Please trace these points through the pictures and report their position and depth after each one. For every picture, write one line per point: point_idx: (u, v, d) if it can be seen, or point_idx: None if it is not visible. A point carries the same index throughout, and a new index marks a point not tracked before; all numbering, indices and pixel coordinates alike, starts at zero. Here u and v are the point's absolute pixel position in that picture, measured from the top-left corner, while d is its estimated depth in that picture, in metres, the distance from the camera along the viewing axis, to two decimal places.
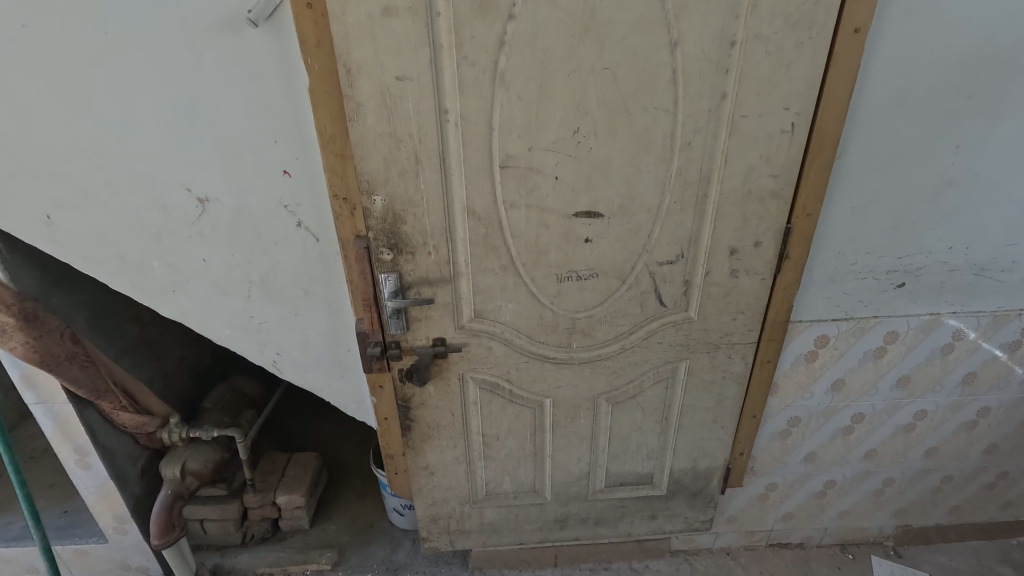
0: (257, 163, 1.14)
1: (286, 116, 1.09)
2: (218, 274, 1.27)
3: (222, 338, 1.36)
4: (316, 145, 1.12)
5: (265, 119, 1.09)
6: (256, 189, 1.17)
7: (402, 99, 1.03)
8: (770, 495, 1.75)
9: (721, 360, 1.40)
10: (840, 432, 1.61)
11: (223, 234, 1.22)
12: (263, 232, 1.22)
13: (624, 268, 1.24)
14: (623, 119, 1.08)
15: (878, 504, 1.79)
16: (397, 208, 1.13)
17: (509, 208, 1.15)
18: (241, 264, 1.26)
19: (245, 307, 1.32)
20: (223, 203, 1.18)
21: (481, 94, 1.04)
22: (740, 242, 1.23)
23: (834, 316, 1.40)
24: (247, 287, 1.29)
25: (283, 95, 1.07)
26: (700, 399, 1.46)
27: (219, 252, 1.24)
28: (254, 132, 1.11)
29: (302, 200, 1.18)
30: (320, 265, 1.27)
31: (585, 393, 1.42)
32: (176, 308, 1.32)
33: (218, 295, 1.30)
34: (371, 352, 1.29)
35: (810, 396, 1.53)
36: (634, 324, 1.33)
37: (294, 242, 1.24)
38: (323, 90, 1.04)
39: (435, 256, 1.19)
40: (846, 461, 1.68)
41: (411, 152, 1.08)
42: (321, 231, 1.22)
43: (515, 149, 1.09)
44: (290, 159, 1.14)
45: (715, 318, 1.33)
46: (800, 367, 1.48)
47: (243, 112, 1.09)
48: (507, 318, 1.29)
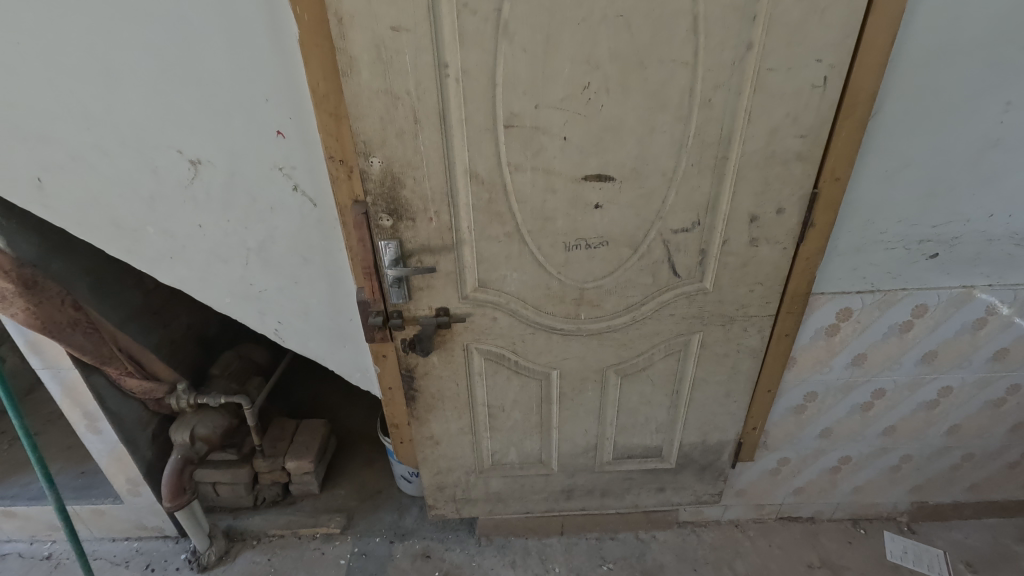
0: (249, 124, 1.08)
1: (277, 72, 1.03)
2: (214, 240, 1.23)
3: (221, 306, 1.34)
4: (308, 104, 1.06)
5: (254, 76, 1.03)
6: (248, 151, 1.11)
7: (397, 51, 0.95)
8: (781, 470, 1.72)
9: (737, 333, 1.34)
10: (858, 408, 1.56)
11: (217, 199, 1.18)
12: (259, 196, 1.17)
13: (636, 236, 1.18)
14: (637, 74, 0.99)
15: (893, 480, 1.75)
16: (395, 171, 1.08)
17: (514, 170, 1.09)
18: (238, 230, 1.22)
19: (244, 275, 1.29)
20: (215, 166, 1.13)
21: (484, 46, 0.96)
22: (761, 209, 1.16)
23: (858, 288, 1.32)
24: (244, 254, 1.25)
25: (273, 50, 1.01)
26: (712, 372, 1.41)
27: (214, 217, 1.20)
28: (245, 91, 1.05)
29: (297, 164, 1.13)
30: (318, 230, 1.22)
31: (593, 366, 1.38)
32: (173, 276, 1.29)
33: (217, 263, 1.27)
34: (372, 322, 1.26)
35: (829, 371, 1.47)
36: (645, 295, 1.27)
37: (291, 207, 1.19)
38: (314, 43, 0.97)
39: (437, 223, 1.14)
40: (862, 437, 1.63)
41: (409, 111, 1.01)
42: (319, 196, 1.17)
43: (520, 107, 1.02)
44: (283, 119, 1.08)
45: (731, 290, 1.27)
46: (820, 340, 1.41)
47: (231, 68, 1.02)
48: (512, 288, 1.25)
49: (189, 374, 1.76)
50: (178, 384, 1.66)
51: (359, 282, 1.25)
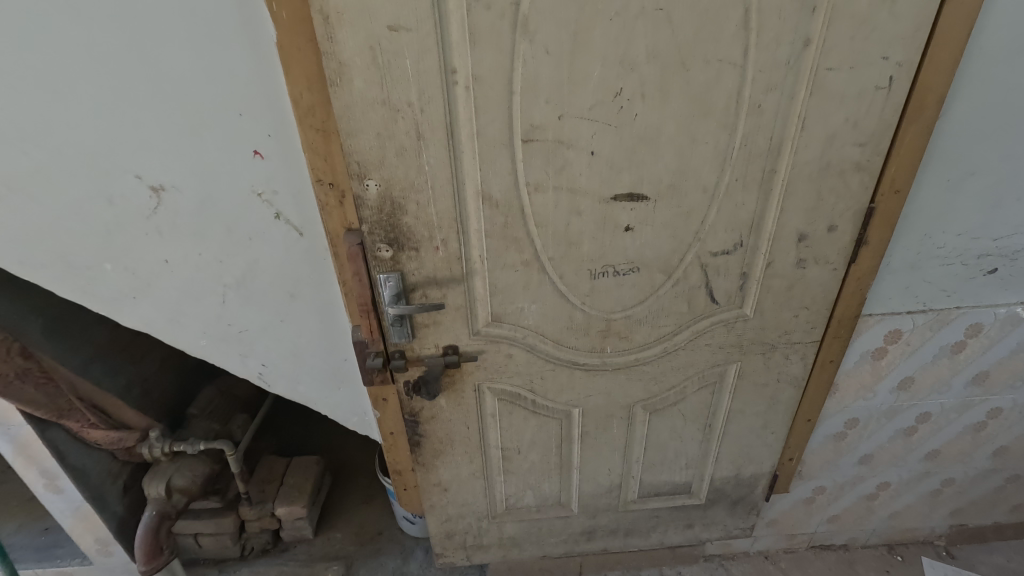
0: (221, 143, 0.92)
1: (252, 82, 0.86)
2: (184, 277, 1.06)
3: (196, 350, 1.16)
4: (290, 117, 0.90)
5: (224, 87, 0.87)
6: (221, 174, 0.95)
7: (396, 55, 0.80)
8: (816, 499, 1.59)
9: (778, 361, 1.21)
10: (901, 433, 1.44)
11: (186, 230, 1.01)
12: (235, 225, 1.00)
13: (671, 261, 1.04)
14: (677, 76, 0.85)
15: (933, 504, 1.63)
16: (395, 195, 0.92)
17: (534, 190, 0.94)
18: (212, 264, 1.05)
19: (220, 315, 1.12)
20: (181, 192, 0.97)
21: (499, 46, 0.81)
22: (811, 227, 1.02)
23: (909, 308, 1.20)
24: (221, 291, 1.09)
25: (246, 56, 0.84)
26: (749, 403, 1.28)
27: (183, 251, 1.03)
28: (214, 104, 0.88)
29: (279, 187, 0.96)
30: (306, 262, 1.06)
31: (619, 402, 1.25)
32: (138, 318, 1.11)
33: (188, 302, 1.10)
34: (370, 363, 1.10)
35: (873, 396, 1.34)
36: (679, 324, 1.13)
37: (273, 237, 1.02)
38: (295, 47, 0.81)
39: (444, 252, 0.99)
40: (904, 463, 1.51)
41: (410, 125, 0.86)
42: (306, 223, 1.01)
43: (541, 118, 0.87)
44: (261, 137, 0.91)
45: (774, 315, 1.14)
46: (865, 365, 1.28)
47: (196, 78, 0.86)
48: (530, 321, 1.10)
49: (165, 417, 1.58)
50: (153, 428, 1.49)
51: (355, 319, 1.08)
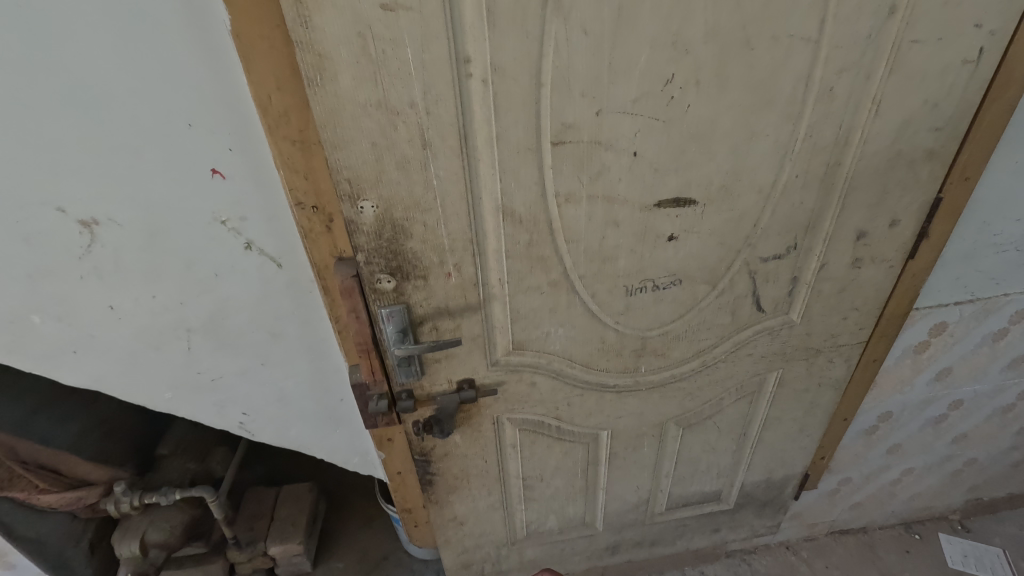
0: (168, 163, 0.72)
1: (203, 84, 0.66)
2: (139, 324, 0.88)
3: (161, 403, 0.98)
4: (256, 127, 0.70)
5: (164, 91, 0.66)
6: (173, 201, 0.76)
7: (394, 43, 0.61)
8: (840, 490, 1.54)
9: (820, 366, 1.11)
10: (931, 422, 1.38)
11: (134, 269, 0.81)
12: (196, 260, 0.82)
13: (716, 271, 0.91)
14: (741, 58, 0.69)
15: (952, 483, 1.61)
16: (397, 217, 0.75)
17: (564, 202, 0.78)
18: (172, 307, 0.87)
19: (188, 363, 0.94)
20: (122, 225, 0.77)
21: (526, 27, 0.63)
22: (872, 223, 0.90)
23: (957, 299, 1.11)
24: (185, 337, 0.90)
25: (190, 49, 0.64)
26: (787, 410, 1.18)
27: (133, 294, 0.84)
28: (153, 114, 0.68)
29: (248, 213, 0.78)
30: (288, 297, 0.88)
31: (651, 420, 1.13)
32: (85, 374, 0.92)
33: (146, 352, 0.91)
34: (374, 407, 0.94)
35: (909, 390, 1.27)
36: (720, 337, 1.01)
37: (246, 271, 0.84)
38: (257, 36, 0.62)
39: (457, 279, 0.83)
40: (930, 449, 1.46)
41: (414, 131, 0.68)
42: (285, 253, 0.83)
43: (575, 116, 0.70)
44: (220, 153, 0.72)
45: (821, 320, 1.03)
46: (906, 360, 1.20)
47: (123, 81, 0.65)
48: (557, 346, 0.95)
49: (131, 462, 1.37)
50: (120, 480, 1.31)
51: (352, 358, 0.92)
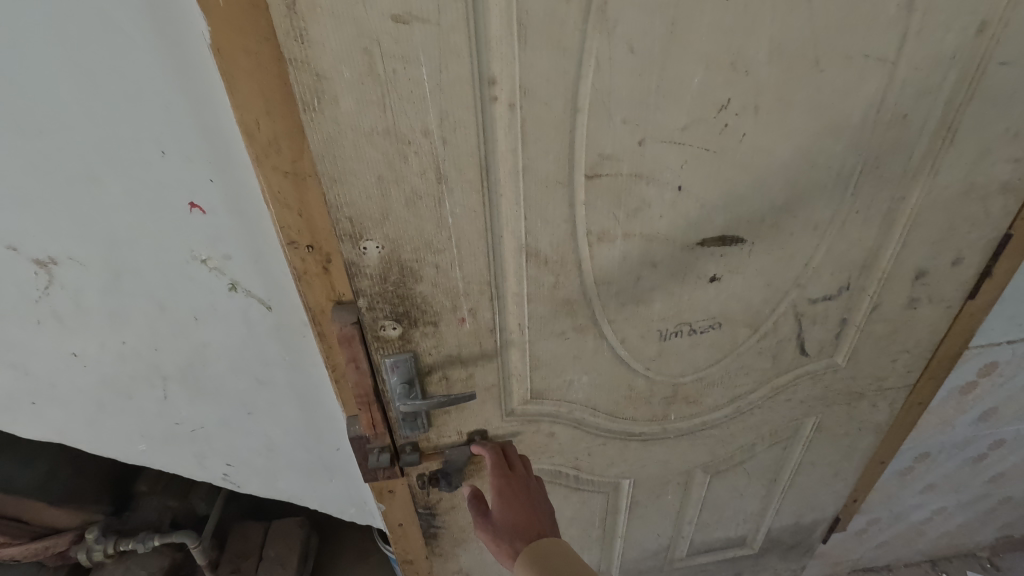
0: (136, 195, 0.61)
1: (176, 104, 0.56)
2: (106, 372, 0.77)
3: (135, 455, 0.89)
4: (239, 153, 0.60)
5: (129, 113, 0.56)
6: (142, 238, 0.65)
7: (405, 61, 0.51)
8: (868, 530, 1.45)
9: (862, 409, 1.02)
10: (970, 461, 1.29)
11: (100, 314, 0.71)
12: (172, 303, 0.71)
13: (760, 313, 0.81)
14: (807, 81, 0.60)
15: (984, 521, 1.52)
16: (405, 258, 0.65)
17: (597, 241, 0.68)
18: (144, 353, 0.76)
19: (163, 412, 0.83)
20: (82, 265, 0.66)
21: (562, 43, 0.53)
22: (933, 261, 0.81)
23: (1011, 337, 1.02)
24: (161, 385, 0.80)
25: (158, 63, 0.53)
26: (823, 454, 1.09)
27: (99, 340, 0.73)
28: (116, 139, 0.57)
29: (231, 251, 0.67)
30: (277, 343, 0.77)
31: (677, 468, 1.03)
32: (44, 427, 0.81)
33: (116, 401, 0.81)
34: (374, 462, 0.83)
35: (951, 430, 1.18)
36: (758, 382, 0.91)
37: (229, 314, 0.73)
38: (241, 50, 0.51)
39: (472, 324, 0.73)
40: (965, 487, 1.37)
41: (427, 162, 0.58)
42: (274, 294, 0.72)
43: (614, 145, 0.61)
44: (198, 183, 0.61)
45: (868, 363, 0.93)
46: (951, 400, 1.11)
47: (80, 102, 0.54)
48: (579, 394, 0.85)
49: (106, 500, 1.25)
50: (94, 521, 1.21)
51: (350, 408, 0.81)
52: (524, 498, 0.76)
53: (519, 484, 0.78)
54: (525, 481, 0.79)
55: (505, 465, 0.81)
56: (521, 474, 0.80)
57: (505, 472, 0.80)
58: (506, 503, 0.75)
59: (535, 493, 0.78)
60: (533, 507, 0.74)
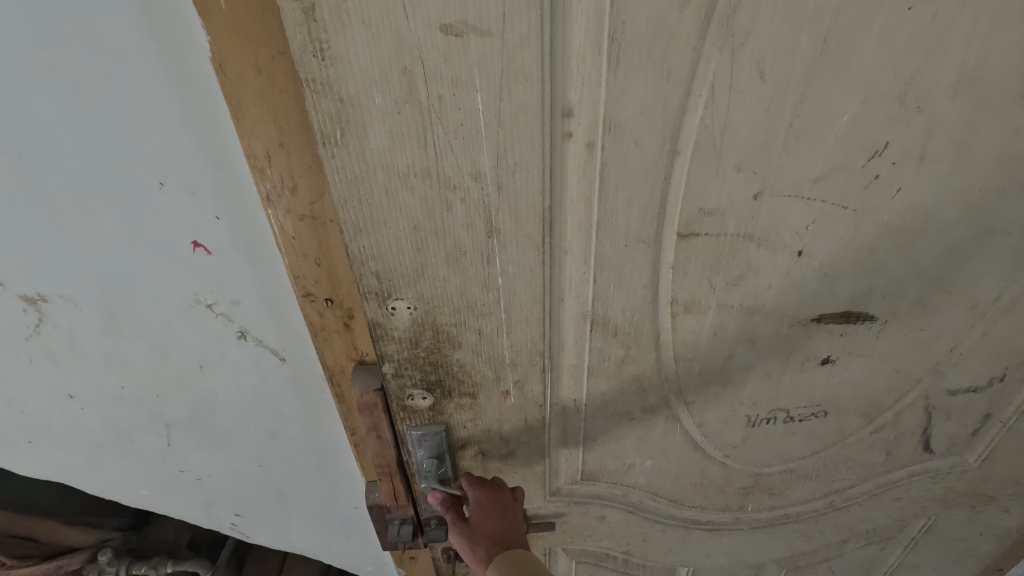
0: (132, 230, 0.51)
1: (175, 127, 0.45)
2: (105, 416, 0.68)
3: (137, 499, 0.80)
4: (250, 187, 0.48)
5: (121, 135, 0.45)
6: (140, 278, 0.55)
7: (456, 85, 0.39)
8: None
9: (986, 513, 0.83)
10: None
11: (96, 355, 0.61)
12: (174, 348, 0.61)
13: (879, 403, 0.64)
14: (1001, 122, 0.43)
15: None
16: (441, 321, 0.52)
17: (683, 312, 0.54)
18: (145, 399, 0.67)
19: (167, 458, 0.74)
20: (75, 305, 0.57)
21: (667, 65, 0.39)
22: None
23: None
24: (165, 431, 0.71)
25: (153, 77, 0.42)
26: (927, 558, 0.90)
27: (97, 381, 0.64)
28: (106, 166, 0.47)
29: (241, 297, 0.56)
30: (291, 397, 0.66)
31: (746, 559, 0.87)
32: (43, 464, 0.74)
33: (118, 444, 0.72)
34: (395, 538, 0.69)
35: None
36: (863, 477, 0.74)
37: (238, 363, 0.63)
38: (246, 67, 0.40)
39: (517, 398, 0.60)
40: None
41: (475, 211, 0.45)
42: (290, 345, 0.61)
43: (723, 198, 0.46)
44: (202, 219, 0.50)
45: (1007, 463, 0.75)
46: None
47: (65, 121, 0.44)
48: (640, 479, 0.71)
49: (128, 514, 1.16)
50: (110, 540, 1.10)
51: (370, 475, 0.70)
52: (498, 517, 0.59)
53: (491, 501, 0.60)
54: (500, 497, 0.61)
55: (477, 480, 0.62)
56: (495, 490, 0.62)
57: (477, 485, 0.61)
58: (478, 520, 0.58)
59: (509, 511, 0.60)
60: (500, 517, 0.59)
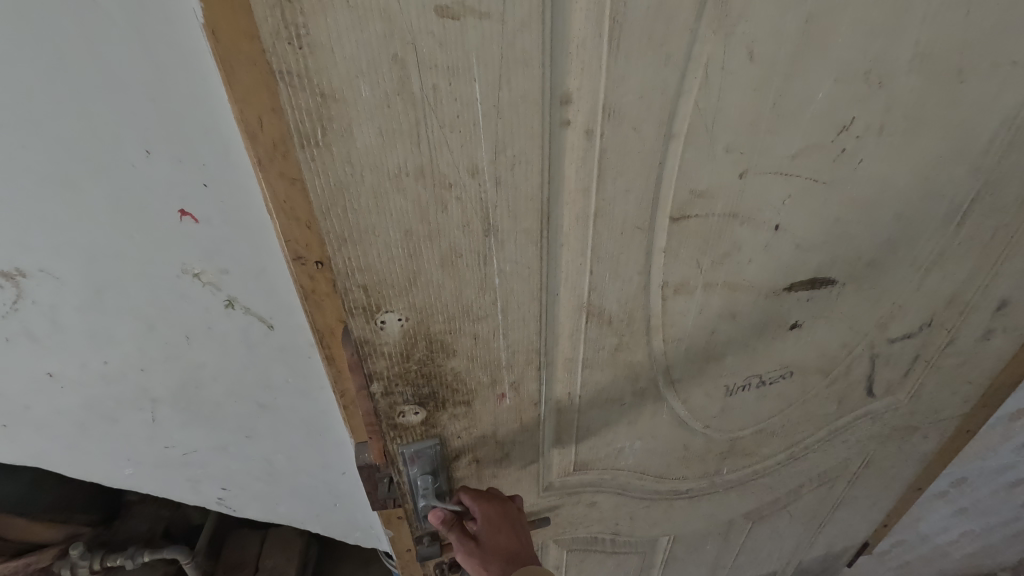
0: (107, 199, 0.44)
1: (165, 76, 0.38)
2: (88, 396, 0.60)
3: (120, 477, 0.74)
4: (240, 151, 0.42)
5: (100, 86, 0.38)
6: (109, 242, 0.47)
7: (453, 73, 0.35)
8: (893, 553, 1.30)
9: (912, 441, 0.94)
10: (1006, 485, 1.18)
11: (59, 332, 0.53)
12: (151, 319, 0.54)
13: (837, 359, 0.70)
14: (945, 96, 0.48)
15: (1010, 541, 1.38)
16: (437, 332, 0.49)
17: (673, 294, 0.55)
18: (130, 375, 0.59)
19: (153, 436, 0.67)
20: (57, 281, 0.48)
21: (665, 48, 0.38)
22: (1016, 291, 0.72)
23: None
24: (145, 409, 0.63)
25: (139, 19, 0.35)
26: (866, 488, 1.01)
27: (64, 358, 0.56)
28: (81, 121, 0.39)
29: (232, 265, 0.50)
30: (282, 364, 0.60)
31: (720, 519, 0.93)
32: (17, 448, 0.66)
33: (104, 421, 0.64)
34: (386, 496, 0.59)
35: (992, 455, 1.09)
36: (819, 427, 0.81)
37: (224, 335, 0.56)
38: (242, 29, 0.31)
39: (513, 400, 0.58)
40: (996, 510, 1.25)
41: (473, 210, 0.42)
42: (281, 314, 0.55)
43: (713, 180, 0.47)
44: (182, 176, 0.43)
45: (930, 395, 0.85)
46: (997, 426, 1.00)
47: (27, 64, 0.36)
48: (629, 460, 0.72)
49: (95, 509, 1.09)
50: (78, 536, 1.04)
51: (358, 436, 0.56)
52: (511, 529, 0.58)
53: (502, 514, 0.59)
54: (508, 508, 0.60)
55: (485, 493, 0.60)
56: (503, 501, 0.60)
57: (486, 497, 0.59)
58: (492, 535, 0.57)
59: (519, 522, 0.59)
60: (514, 529, 0.58)
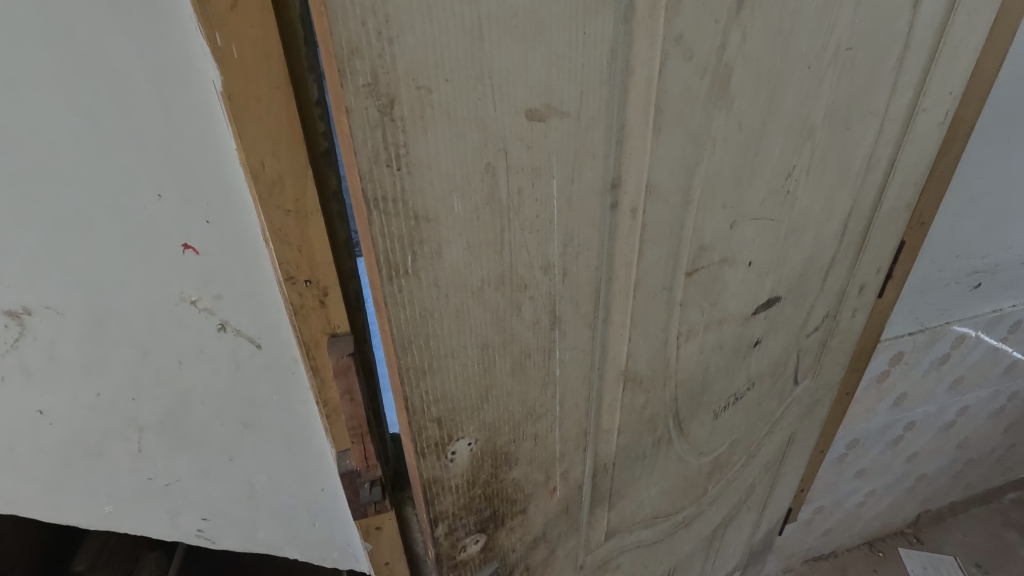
0: (123, 241, 0.51)
1: (179, 138, 0.46)
2: (75, 431, 0.63)
3: (97, 518, 0.73)
4: (242, 190, 0.50)
5: (129, 149, 0.46)
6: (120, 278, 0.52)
7: (536, 174, 0.33)
8: (815, 517, 1.50)
9: (817, 412, 1.12)
10: (891, 443, 1.41)
11: (60, 366, 0.57)
12: (149, 348, 0.58)
13: (780, 361, 0.81)
14: (838, 140, 0.61)
15: (908, 497, 1.62)
16: (503, 445, 0.44)
17: (684, 341, 0.58)
18: (119, 405, 0.62)
19: (136, 466, 0.68)
20: (61, 317, 0.54)
21: (688, 128, 0.42)
22: (868, 276, 0.92)
23: (910, 331, 1.15)
24: (133, 437, 0.65)
25: (168, 91, 0.44)
26: (793, 462, 1.17)
27: (63, 391, 0.59)
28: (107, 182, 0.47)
29: (229, 293, 0.56)
30: (269, 377, 0.63)
31: (705, 535, 0.98)
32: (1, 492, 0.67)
33: (88, 455, 0.66)
34: (368, 500, 0.63)
35: (874, 417, 1.31)
36: (767, 422, 0.92)
37: (214, 358, 0.60)
38: (253, 94, 0.39)
39: (563, 490, 0.54)
40: (888, 469, 1.49)
41: (542, 307, 0.39)
42: (268, 333, 0.59)
43: (713, 233, 0.52)
44: (189, 218, 0.50)
45: (827, 371, 1.03)
46: (870, 390, 1.24)
47: (72, 145, 0.45)
48: (647, 510, 0.72)
49: None
50: None
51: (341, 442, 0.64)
52: None
53: None
54: None
55: None
56: None
57: None
58: None
59: None
60: None
